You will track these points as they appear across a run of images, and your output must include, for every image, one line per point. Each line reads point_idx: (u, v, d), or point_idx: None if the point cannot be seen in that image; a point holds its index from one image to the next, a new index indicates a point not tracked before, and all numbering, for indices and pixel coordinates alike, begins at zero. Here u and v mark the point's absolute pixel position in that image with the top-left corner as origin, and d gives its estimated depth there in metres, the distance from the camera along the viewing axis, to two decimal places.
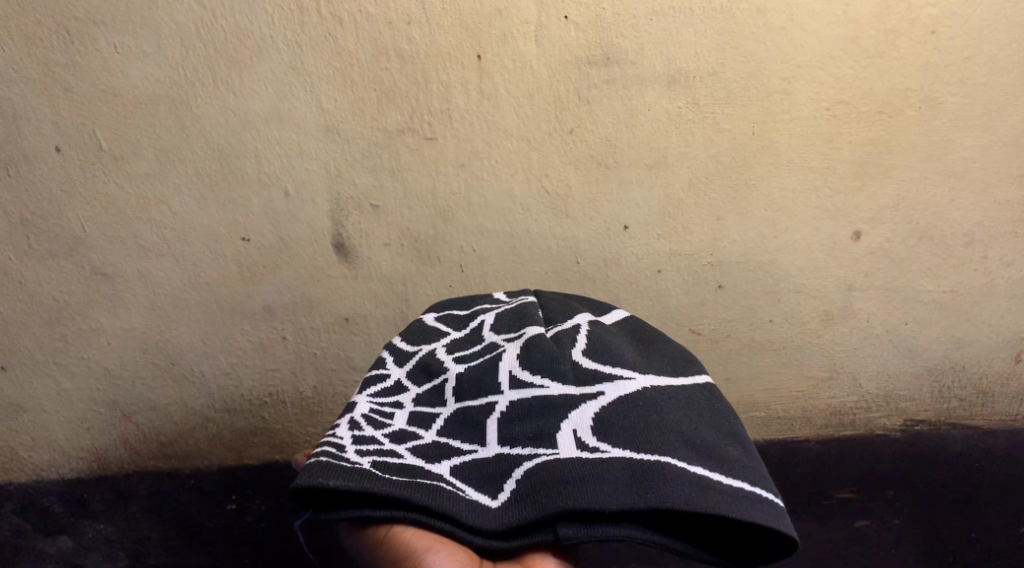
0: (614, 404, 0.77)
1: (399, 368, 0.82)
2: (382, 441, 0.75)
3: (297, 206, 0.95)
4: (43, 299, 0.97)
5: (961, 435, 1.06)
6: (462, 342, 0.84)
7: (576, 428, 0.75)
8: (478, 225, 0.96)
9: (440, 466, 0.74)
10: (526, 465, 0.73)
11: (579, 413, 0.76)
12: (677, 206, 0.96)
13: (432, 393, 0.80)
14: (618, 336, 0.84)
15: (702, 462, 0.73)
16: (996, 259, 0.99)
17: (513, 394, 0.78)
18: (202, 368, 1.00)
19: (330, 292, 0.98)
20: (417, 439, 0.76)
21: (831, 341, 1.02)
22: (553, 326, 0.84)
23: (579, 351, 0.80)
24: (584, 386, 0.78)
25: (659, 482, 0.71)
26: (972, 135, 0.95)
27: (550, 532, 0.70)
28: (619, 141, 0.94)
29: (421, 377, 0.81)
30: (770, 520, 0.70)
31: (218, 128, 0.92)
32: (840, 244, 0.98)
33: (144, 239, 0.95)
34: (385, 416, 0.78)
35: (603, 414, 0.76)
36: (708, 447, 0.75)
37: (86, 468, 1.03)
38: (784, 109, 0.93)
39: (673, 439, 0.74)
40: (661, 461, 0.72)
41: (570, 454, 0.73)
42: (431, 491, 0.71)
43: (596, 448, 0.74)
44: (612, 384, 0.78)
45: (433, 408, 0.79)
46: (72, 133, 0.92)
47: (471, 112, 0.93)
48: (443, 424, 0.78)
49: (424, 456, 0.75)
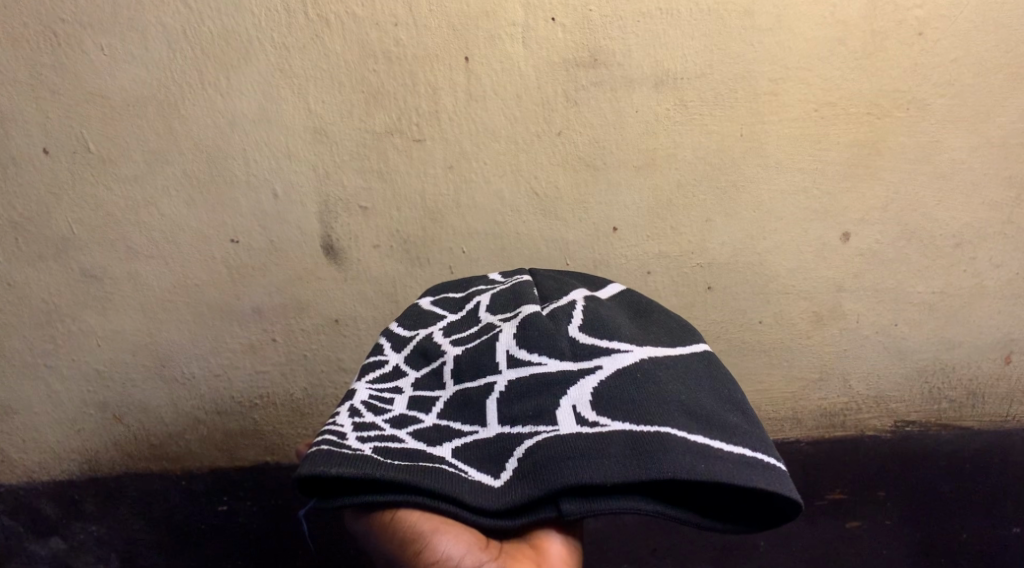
0: (614, 377, 0.77)
1: (397, 353, 0.82)
2: (383, 427, 0.75)
3: (286, 208, 0.95)
4: (31, 301, 0.97)
5: (951, 436, 1.05)
6: (459, 324, 0.83)
7: (575, 403, 0.75)
8: (468, 226, 0.96)
9: (442, 448, 0.74)
10: (527, 444, 0.73)
11: (579, 388, 0.76)
12: (666, 206, 0.96)
13: (431, 376, 0.80)
14: (614, 310, 0.84)
15: (701, 430, 0.73)
16: (984, 260, 0.99)
17: (511, 373, 0.78)
18: (193, 370, 1.00)
19: (321, 295, 0.98)
20: (418, 423, 0.76)
21: (820, 342, 1.02)
22: (549, 301, 0.83)
23: (575, 327, 0.80)
24: (582, 360, 0.78)
25: (659, 453, 0.71)
26: (959, 136, 0.95)
27: (553, 509, 0.70)
28: (607, 142, 0.94)
29: (419, 361, 0.81)
30: (772, 484, 0.71)
31: (205, 131, 0.92)
32: (829, 245, 0.98)
33: (133, 241, 0.95)
34: (384, 402, 0.78)
35: (602, 388, 0.76)
36: (708, 415, 0.75)
37: (75, 471, 1.03)
38: (772, 110, 0.93)
39: (673, 409, 0.74)
40: (662, 432, 0.72)
41: (570, 430, 0.73)
42: (433, 473, 0.71)
43: (596, 422, 0.74)
44: (610, 357, 0.78)
45: (433, 391, 0.79)
46: (60, 136, 0.92)
47: (459, 114, 0.92)
48: (443, 407, 0.77)
49: (425, 440, 0.75)
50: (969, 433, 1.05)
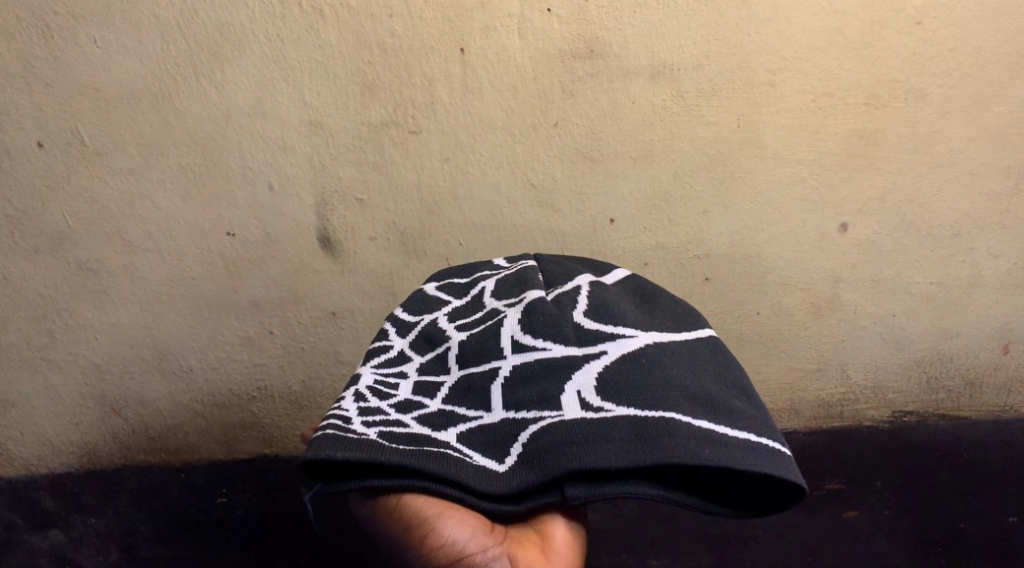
0: (618, 363, 0.77)
1: (401, 338, 0.81)
2: (388, 412, 0.75)
3: (282, 200, 0.94)
4: (27, 294, 0.96)
5: (949, 426, 1.05)
6: (463, 310, 0.83)
7: (580, 389, 0.75)
8: (465, 218, 0.96)
9: (447, 433, 0.74)
10: (532, 429, 0.73)
11: (583, 374, 0.76)
12: (664, 198, 0.96)
13: (435, 361, 0.80)
14: (619, 295, 0.84)
15: (706, 416, 0.73)
16: (983, 250, 0.99)
17: (516, 358, 0.77)
18: (190, 363, 1.00)
19: (318, 287, 0.98)
20: (423, 407, 0.76)
21: (819, 333, 1.02)
22: (553, 288, 0.83)
23: (580, 313, 0.80)
24: (587, 346, 0.78)
25: (664, 437, 0.71)
26: (958, 126, 0.94)
27: (558, 494, 0.70)
28: (604, 133, 0.93)
29: (423, 347, 0.81)
30: (777, 469, 0.71)
31: (200, 123, 0.92)
32: (827, 236, 0.98)
33: (129, 234, 0.95)
34: (389, 386, 0.77)
35: (607, 373, 0.76)
36: (713, 401, 0.75)
37: (75, 464, 1.03)
38: (770, 100, 0.93)
39: (678, 394, 0.74)
40: (667, 417, 0.72)
41: (575, 415, 0.73)
42: (439, 458, 0.71)
43: (600, 407, 0.74)
44: (614, 342, 0.78)
45: (438, 377, 0.78)
46: (55, 129, 0.91)
47: (455, 105, 0.92)
48: (448, 392, 0.77)
49: (431, 425, 0.74)
50: (967, 423, 1.05)
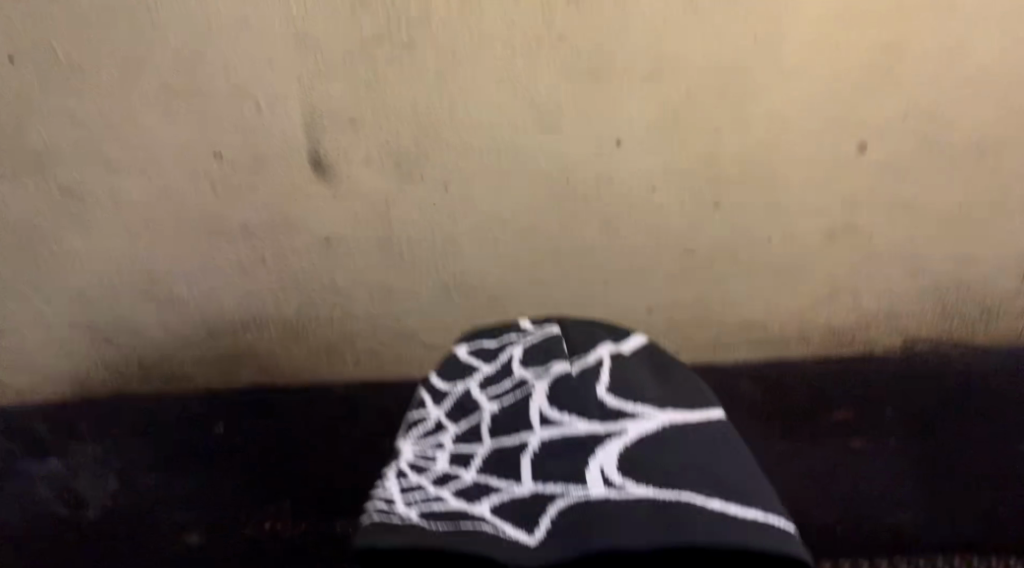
0: (637, 446, 0.66)
1: (438, 409, 0.76)
2: (427, 487, 0.67)
3: (271, 119, 0.90)
4: (8, 218, 0.93)
5: (965, 352, 1.02)
6: (493, 380, 0.77)
7: (603, 465, 0.64)
8: (464, 139, 0.91)
9: (482, 505, 0.64)
10: (563, 503, 0.62)
11: (606, 453, 0.65)
12: (672, 116, 0.91)
13: (471, 434, 0.72)
14: (636, 367, 0.75)
15: (734, 492, 0.61)
16: (1006, 171, 0.94)
17: (546, 432, 0.69)
18: (180, 292, 0.98)
19: (311, 212, 0.94)
20: (457, 480, 0.67)
21: (831, 258, 0.98)
22: (577, 357, 0.76)
23: (603, 388, 0.71)
24: (609, 423, 0.68)
25: (691, 515, 0.59)
26: (988, 37, 0.89)
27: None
28: (610, 47, 0.87)
29: (458, 416, 0.74)
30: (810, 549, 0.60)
31: (179, 36, 0.86)
32: (843, 156, 0.93)
33: (111, 155, 0.91)
34: (428, 461, 0.70)
35: (633, 451, 0.65)
36: (741, 474, 0.64)
37: (71, 389, 1.03)
38: (788, 9, 0.86)
39: (702, 480, 0.62)
40: (697, 503, 0.60)
41: (599, 494, 0.62)
42: (473, 535, 0.60)
43: (619, 487, 0.62)
44: (635, 420, 0.68)
45: (471, 448, 0.70)
46: (25, 43, 0.86)
47: (451, 16, 0.86)
48: (483, 463, 0.68)
49: (468, 499, 0.65)
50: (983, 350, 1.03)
